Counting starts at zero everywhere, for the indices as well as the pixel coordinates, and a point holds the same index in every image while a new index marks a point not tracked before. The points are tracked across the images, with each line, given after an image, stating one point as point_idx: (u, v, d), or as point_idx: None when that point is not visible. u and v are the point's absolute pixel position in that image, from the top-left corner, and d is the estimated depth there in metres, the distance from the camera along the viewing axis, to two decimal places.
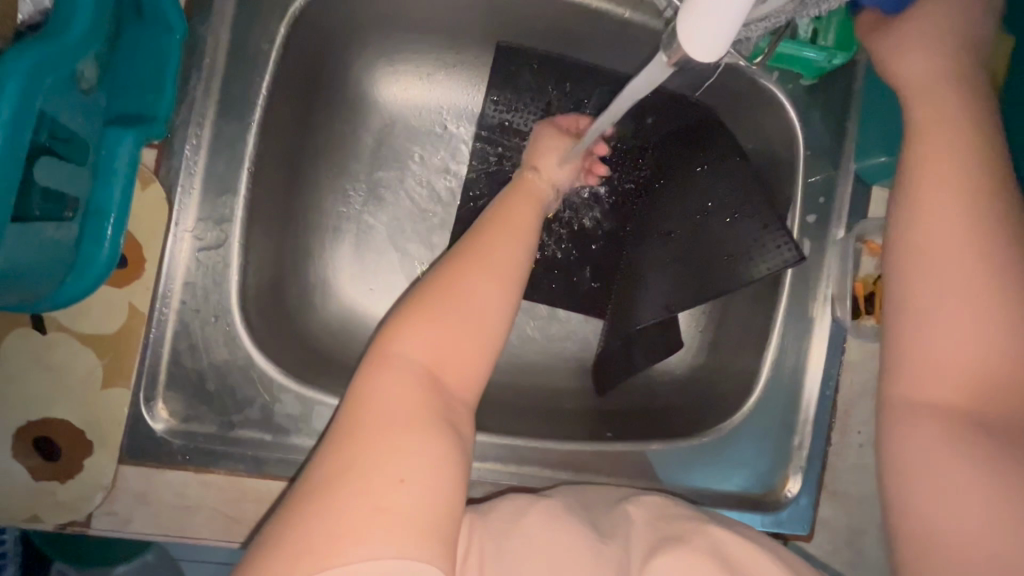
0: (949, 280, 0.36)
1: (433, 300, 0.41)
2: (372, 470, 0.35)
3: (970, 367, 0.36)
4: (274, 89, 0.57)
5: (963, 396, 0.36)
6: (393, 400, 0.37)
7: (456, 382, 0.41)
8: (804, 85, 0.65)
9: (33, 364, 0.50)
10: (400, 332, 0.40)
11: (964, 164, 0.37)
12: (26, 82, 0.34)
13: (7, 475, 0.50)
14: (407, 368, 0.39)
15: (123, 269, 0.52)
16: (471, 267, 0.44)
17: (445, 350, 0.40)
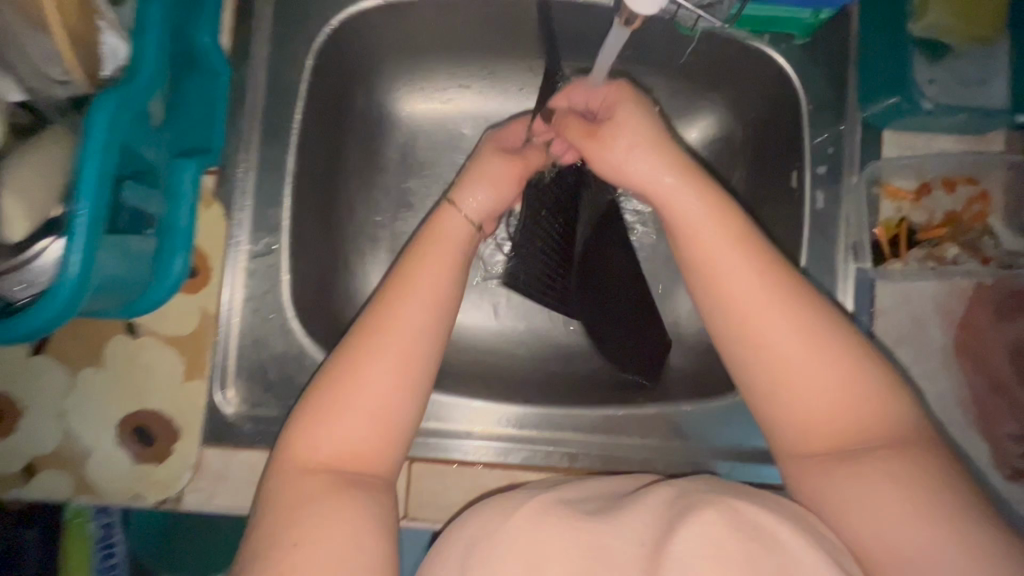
0: (767, 320, 0.46)
1: (334, 383, 0.43)
2: (283, 551, 0.38)
3: (825, 389, 0.45)
4: (307, 114, 0.65)
5: (838, 402, 0.45)
6: (297, 482, 0.41)
7: (362, 462, 0.43)
8: (800, 44, 0.66)
9: (129, 364, 0.60)
10: (300, 423, 0.43)
11: (719, 235, 0.48)
12: (112, 117, 0.43)
13: (115, 461, 0.59)
14: (316, 452, 0.42)
15: (194, 278, 0.61)
16: (373, 341, 0.44)
17: (360, 436, 0.42)
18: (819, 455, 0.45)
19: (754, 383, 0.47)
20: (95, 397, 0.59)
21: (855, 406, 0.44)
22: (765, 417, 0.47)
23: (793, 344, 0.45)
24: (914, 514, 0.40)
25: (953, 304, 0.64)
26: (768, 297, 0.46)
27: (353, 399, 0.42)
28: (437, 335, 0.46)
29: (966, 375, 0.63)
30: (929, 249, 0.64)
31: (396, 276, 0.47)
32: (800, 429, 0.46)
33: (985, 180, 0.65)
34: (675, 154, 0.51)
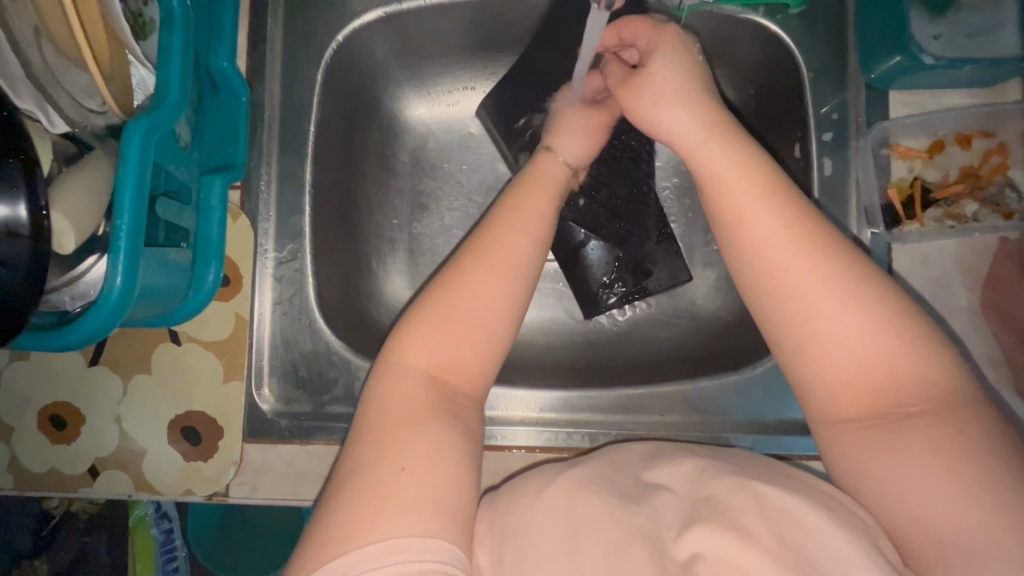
0: (793, 267, 0.41)
1: (441, 298, 0.45)
2: (386, 458, 0.39)
3: (861, 352, 0.40)
4: (320, 126, 0.69)
5: (874, 365, 0.39)
6: (403, 398, 0.42)
7: (461, 378, 0.44)
8: (795, 13, 0.66)
9: (174, 369, 0.65)
10: (406, 338, 0.44)
11: (738, 183, 0.44)
12: (144, 139, 0.46)
13: (168, 458, 0.64)
14: (423, 363, 0.43)
15: (226, 288, 0.65)
16: (480, 257, 0.47)
17: (460, 355, 0.44)
18: (849, 421, 0.40)
19: (778, 334, 0.42)
20: (147, 401, 0.64)
21: (891, 373, 0.39)
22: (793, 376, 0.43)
23: (819, 293, 0.41)
24: (966, 496, 0.35)
25: (977, 260, 0.62)
26: (798, 250, 0.41)
27: (460, 310, 0.45)
28: (534, 262, 0.49)
29: (995, 333, 0.62)
30: (946, 207, 0.63)
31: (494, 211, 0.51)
32: (828, 389, 0.41)
33: (1001, 132, 0.63)
34: (698, 134, 0.49)
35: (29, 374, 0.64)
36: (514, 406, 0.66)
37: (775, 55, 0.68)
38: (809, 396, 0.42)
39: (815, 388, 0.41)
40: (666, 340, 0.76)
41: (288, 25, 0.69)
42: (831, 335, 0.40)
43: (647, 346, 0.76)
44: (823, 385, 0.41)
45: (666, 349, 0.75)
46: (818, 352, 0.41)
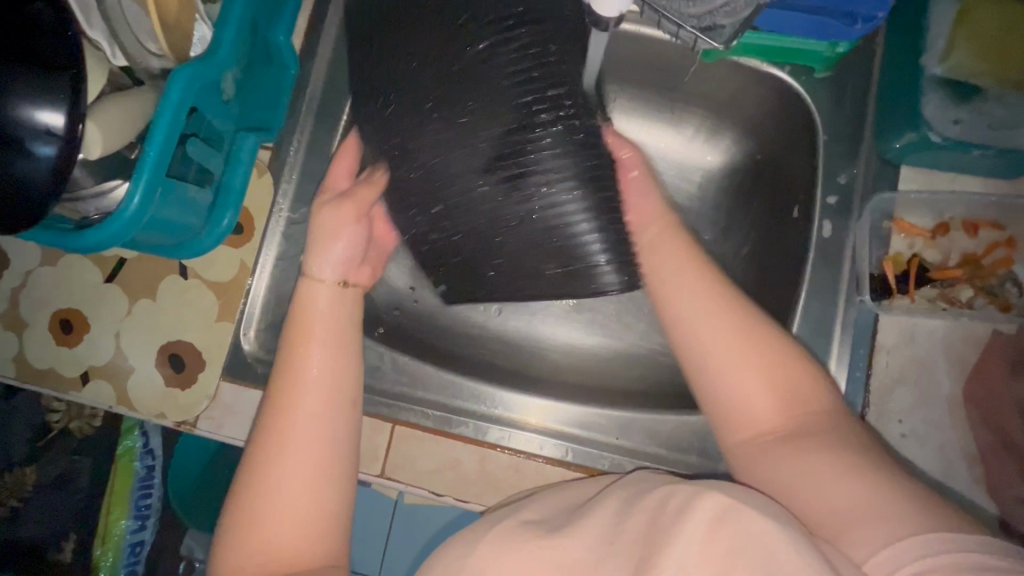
0: (702, 319, 0.51)
1: (265, 454, 0.48)
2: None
3: (776, 406, 0.49)
4: (355, 110, 0.75)
5: (785, 408, 0.48)
6: (256, 535, 0.46)
7: (304, 520, 0.47)
8: (819, 78, 0.68)
9: (176, 300, 0.70)
10: (245, 488, 0.48)
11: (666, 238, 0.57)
12: (187, 84, 0.52)
13: (151, 380, 0.68)
14: (269, 527, 0.46)
15: (239, 235, 0.70)
16: (297, 400, 0.50)
17: (304, 497, 0.47)
18: (774, 433, 0.48)
19: (695, 367, 0.51)
20: (146, 323, 0.70)
21: (788, 390, 0.49)
22: (720, 411, 0.50)
23: (718, 338, 0.50)
24: (875, 494, 0.42)
25: (966, 350, 0.61)
26: (709, 297, 0.52)
27: (270, 488, 0.47)
28: (348, 394, 0.52)
29: (974, 428, 0.59)
30: (942, 289, 0.62)
31: (296, 356, 0.52)
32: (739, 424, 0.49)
33: (1013, 226, 0.62)
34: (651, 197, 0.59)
35: (52, 280, 0.71)
36: (480, 399, 0.68)
37: (796, 114, 0.69)
38: (725, 417, 0.50)
39: (729, 412, 0.50)
40: (640, 372, 0.77)
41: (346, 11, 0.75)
42: (734, 365, 0.49)
43: (620, 376, 0.77)
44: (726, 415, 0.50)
45: (637, 381, 0.76)
46: (726, 384, 0.49)
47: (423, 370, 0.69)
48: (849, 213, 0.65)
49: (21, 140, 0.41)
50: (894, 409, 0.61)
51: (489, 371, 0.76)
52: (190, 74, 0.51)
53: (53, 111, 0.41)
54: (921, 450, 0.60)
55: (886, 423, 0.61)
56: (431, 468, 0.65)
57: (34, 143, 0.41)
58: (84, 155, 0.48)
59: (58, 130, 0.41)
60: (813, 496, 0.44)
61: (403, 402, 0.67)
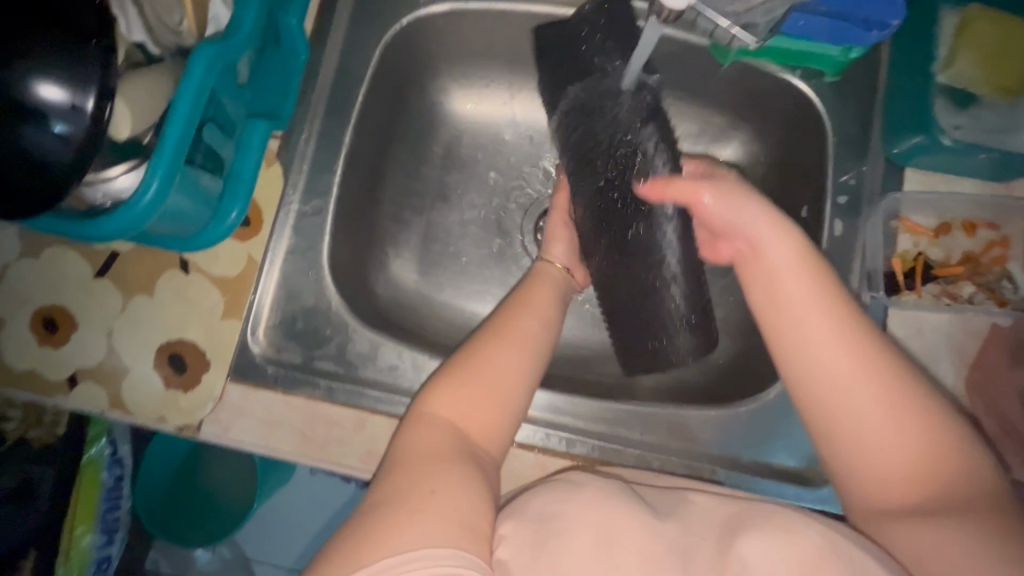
0: (848, 374, 0.47)
1: (461, 364, 0.54)
2: (416, 488, 0.45)
3: (910, 458, 0.46)
4: (367, 100, 0.72)
5: (919, 462, 0.45)
6: (425, 442, 0.49)
7: (481, 437, 0.52)
8: (829, 82, 0.70)
9: (175, 296, 0.65)
10: (431, 396, 0.52)
11: (802, 287, 0.50)
12: (207, 63, 0.49)
13: (149, 382, 0.64)
14: (434, 434, 0.50)
15: (247, 228, 0.67)
16: (488, 343, 0.56)
17: (477, 415, 0.52)
18: (904, 505, 0.45)
19: (819, 421, 0.49)
20: (143, 321, 0.65)
21: (940, 459, 0.45)
22: (841, 472, 0.49)
23: (869, 403, 0.46)
24: None
25: (967, 342, 0.64)
26: (848, 356, 0.48)
27: (449, 402, 0.52)
28: (536, 360, 0.57)
29: (977, 416, 0.63)
30: (945, 286, 0.66)
31: (501, 315, 0.60)
32: (865, 478, 0.47)
33: (1007, 226, 0.66)
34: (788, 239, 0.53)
35: (33, 275, 0.65)
36: None
37: (806, 117, 0.71)
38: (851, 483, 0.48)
39: (863, 478, 0.47)
40: None
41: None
42: (872, 414, 0.46)
43: None
44: (871, 479, 0.47)
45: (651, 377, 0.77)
46: (858, 445, 0.47)
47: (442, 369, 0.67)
48: (858, 212, 0.68)
49: (40, 118, 0.39)
50: None
51: None
52: (212, 53, 0.48)
53: (81, 89, 0.39)
54: None
55: None
56: None
57: (56, 121, 0.39)
58: (111, 135, 0.46)
59: (84, 107, 0.39)
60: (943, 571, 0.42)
61: None
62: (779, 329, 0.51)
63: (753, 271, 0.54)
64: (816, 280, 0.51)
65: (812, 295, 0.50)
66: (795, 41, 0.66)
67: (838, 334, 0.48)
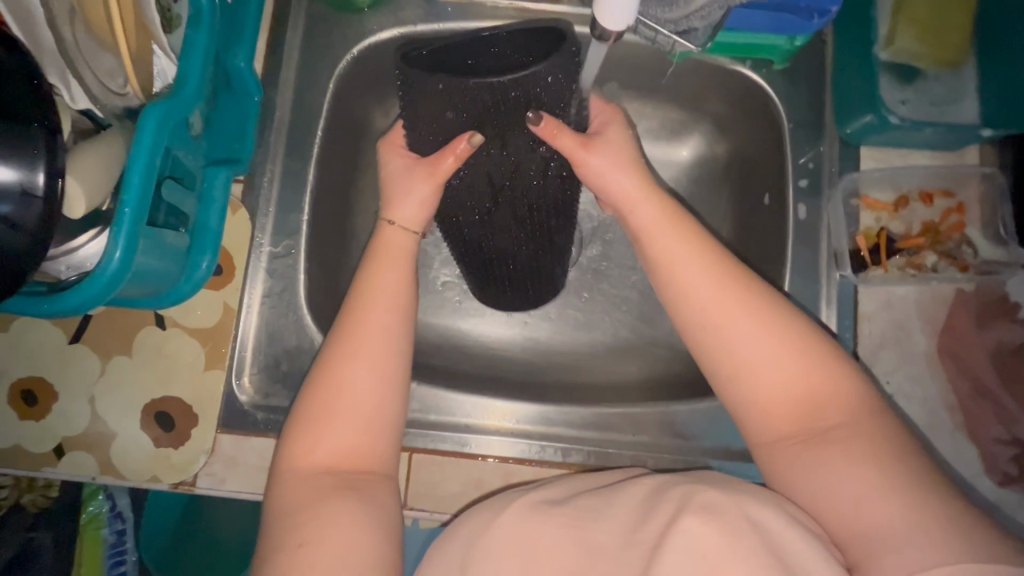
0: (736, 319, 0.49)
1: (318, 389, 0.51)
2: (292, 541, 0.45)
3: (795, 388, 0.47)
4: (327, 133, 0.72)
5: (797, 400, 0.47)
6: (297, 492, 0.48)
7: (359, 458, 0.50)
8: (778, 70, 0.71)
9: (155, 353, 0.65)
10: (299, 441, 0.50)
11: (678, 243, 0.53)
12: (158, 125, 0.49)
13: (137, 443, 0.63)
14: (303, 480, 0.48)
15: (219, 276, 0.67)
16: (340, 363, 0.51)
17: (348, 438, 0.50)
18: (790, 438, 0.47)
19: (720, 373, 0.50)
20: (124, 382, 0.64)
21: (817, 392, 0.47)
22: (737, 414, 0.50)
23: (754, 349, 0.48)
24: (882, 474, 0.43)
25: (937, 309, 0.66)
26: (729, 299, 0.50)
27: (314, 442, 0.49)
28: (396, 358, 0.52)
29: (951, 381, 0.65)
30: (909, 257, 0.67)
31: (344, 330, 0.53)
32: (769, 423, 0.48)
33: (960, 193, 0.69)
34: (661, 207, 0.55)
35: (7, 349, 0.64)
36: (490, 414, 0.68)
37: (762, 104, 0.72)
38: (749, 425, 0.50)
39: (758, 420, 0.49)
40: (641, 366, 0.79)
41: (307, 33, 0.72)
42: (762, 354, 0.48)
43: (622, 371, 0.79)
44: (769, 420, 0.48)
45: (641, 374, 0.78)
46: (756, 393, 0.48)
47: (428, 396, 0.68)
48: (820, 194, 0.69)
49: None
50: (882, 372, 0.66)
51: (493, 384, 0.76)
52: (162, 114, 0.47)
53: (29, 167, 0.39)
54: (909, 406, 0.65)
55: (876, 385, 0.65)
56: (454, 490, 0.65)
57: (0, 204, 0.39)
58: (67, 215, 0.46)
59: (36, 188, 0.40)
60: (836, 496, 0.44)
61: (415, 428, 0.66)
62: (666, 278, 0.53)
63: (655, 269, 0.54)
64: (687, 237, 0.53)
65: (678, 238, 0.53)
66: (741, 36, 0.67)
67: (713, 282, 0.51)
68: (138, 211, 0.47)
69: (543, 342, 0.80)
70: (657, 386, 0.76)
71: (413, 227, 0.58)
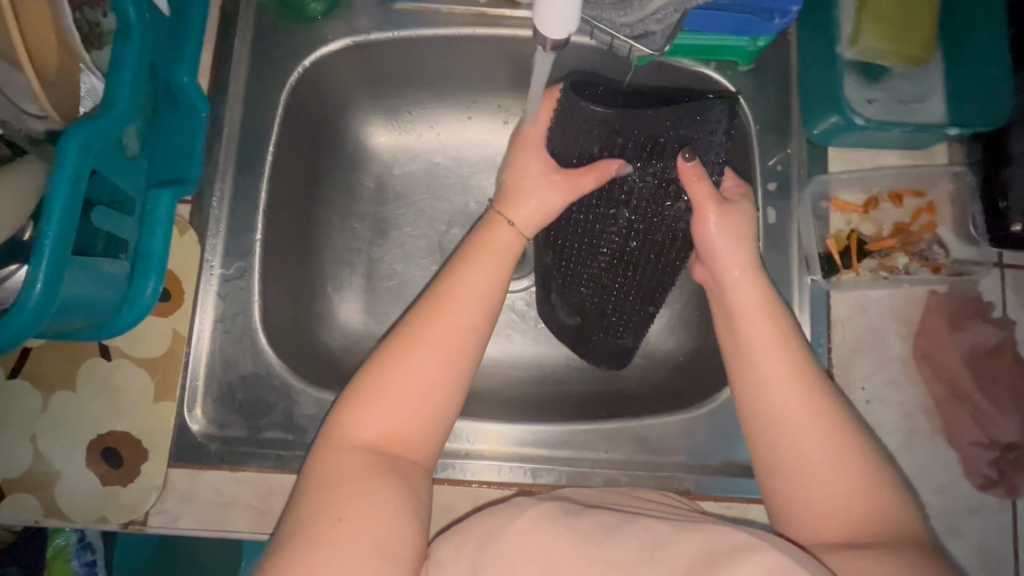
0: (801, 416, 0.49)
1: (385, 365, 0.49)
2: (327, 512, 0.43)
3: (851, 491, 0.47)
4: (279, 148, 0.69)
5: (852, 498, 0.47)
6: (341, 464, 0.46)
7: (407, 446, 0.48)
8: (743, 70, 0.70)
9: (100, 385, 0.62)
10: (355, 413, 0.48)
11: (762, 329, 0.52)
12: (78, 150, 0.45)
13: (83, 482, 0.60)
14: (349, 455, 0.46)
15: (168, 301, 0.64)
16: (413, 342, 0.49)
17: (400, 421, 0.48)
18: (837, 538, 0.46)
19: (775, 457, 0.50)
20: (68, 417, 0.61)
21: (869, 505, 0.47)
22: (786, 502, 0.49)
23: (813, 435, 0.48)
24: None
25: (911, 312, 0.65)
26: (800, 394, 0.49)
27: (367, 419, 0.47)
28: (468, 351, 0.50)
29: (927, 384, 0.64)
30: (880, 259, 0.66)
31: (430, 303, 0.51)
32: (817, 518, 0.48)
33: (931, 192, 0.68)
34: (759, 293, 0.54)
35: None
36: (457, 436, 0.65)
37: (728, 106, 0.71)
38: (798, 514, 0.49)
39: (811, 513, 0.48)
40: (617, 377, 0.77)
41: (254, 46, 0.69)
42: (822, 451, 0.48)
43: (597, 383, 0.76)
44: (822, 514, 0.47)
45: (616, 386, 0.76)
46: (808, 476, 0.48)
47: None
48: (789, 196, 0.68)
49: None
50: (858, 378, 0.64)
51: (464, 403, 0.73)
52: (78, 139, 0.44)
53: None
54: (887, 411, 0.64)
55: (852, 392, 0.64)
56: None
57: None
58: None
59: None
60: None
61: None
62: (733, 361, 0.53)
63: (728, 347, 0.54)
64: (778, 326, 0.52)
65: (767, 326, 0.52)
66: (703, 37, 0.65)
67: (791, 370, 0.50)
68: (57, 244, 0.44)
69: (515, 356, 0.78)
70: (633, 398, 0.74)
71: (520, 231, 0.57)
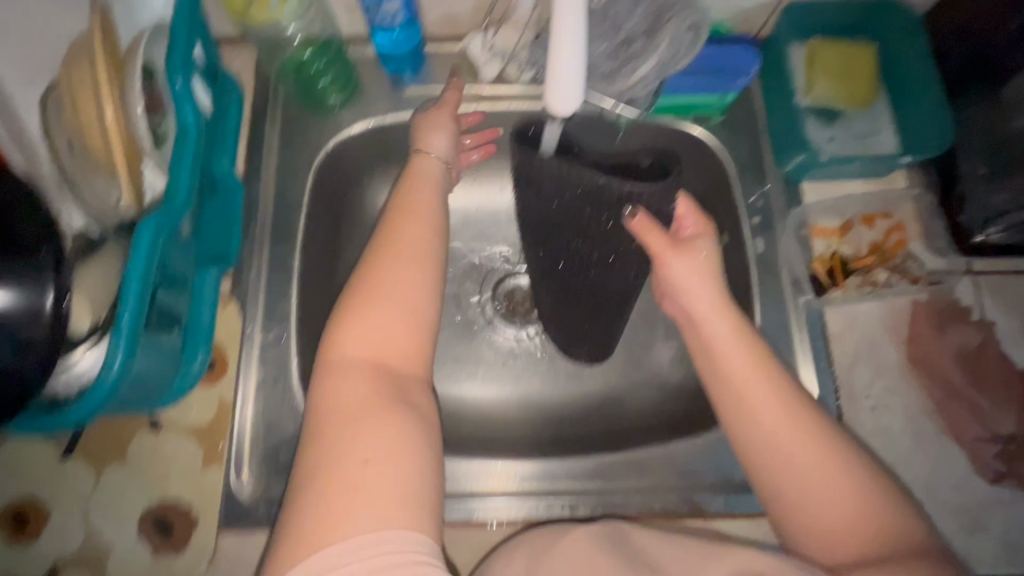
0: (763, 394, 0.52)
1: (357, 285, 0.52)
2: (348, 451, 0.44)
3: (820, 479, 0.49)
4: (309, 221, 0.76)
5: (823, 487, 0.49)
6: (341, 387, 0.47)
7: (397, 356, 0.50)
8: (716, 121, 0.79)
9: (150, 456, 0.64)
10: (340, 359, 0.49)
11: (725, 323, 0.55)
12: (155, 232, 0.52)
13: (135, 553, 0.61)
14: (344, 368, 0.48)
15: (213, 370, 0.68)
16: (372, 321, 0.50)
17: (388, 339, 0.50)
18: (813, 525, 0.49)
19: (746, 442, 0.52)
20: (119, 490, 0.63)
21: (848, 492, 0.49)
22: (763, 490, 0.52)
23: (776, 423, 0.51)
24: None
25: (898, 321, 0.71)
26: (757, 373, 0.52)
27: (355, 341, 0.50)
28: (427, 274, 0.54)
29: (925, 387, 0.69)
30: (863, 275, 0.73)
31: (362, 287, 0.52)
32: (789, 504, 0.51)
33: (898, 213, 0.76)
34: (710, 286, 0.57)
35: None
36: (496, 477, 0.68)
37: (706, 152, 0.79)
38: (772, 498, 0.52)
39: (782, 495, 0.51)
40: (635, 408, 0.80)
41: (283, 134, 0.78)
42: (787, 431, 0.50)
43: (616, 416, 0.80)
44: (793, 497, 0.50)
45: (635, 416, 0.80)
46: (776, 464, 0.51)
47: None
48: (772, 226, 0.75)
49: None
50: (861, 386, 0.69)
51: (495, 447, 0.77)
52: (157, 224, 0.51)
53: (33, 291, 0.42)
54: (893, 415, 0.68)
55: (858, 400, 0.69)
56: (466, 561, 0.64)
57: (10, 328, 0.41)
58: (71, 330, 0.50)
59: (42, 310, 0.42)
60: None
61: None
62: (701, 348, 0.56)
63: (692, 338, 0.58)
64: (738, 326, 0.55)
65: (725, 317, 0.55)
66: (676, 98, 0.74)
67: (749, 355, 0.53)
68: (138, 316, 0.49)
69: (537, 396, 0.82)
70: (652, 427, 0.78)
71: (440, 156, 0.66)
